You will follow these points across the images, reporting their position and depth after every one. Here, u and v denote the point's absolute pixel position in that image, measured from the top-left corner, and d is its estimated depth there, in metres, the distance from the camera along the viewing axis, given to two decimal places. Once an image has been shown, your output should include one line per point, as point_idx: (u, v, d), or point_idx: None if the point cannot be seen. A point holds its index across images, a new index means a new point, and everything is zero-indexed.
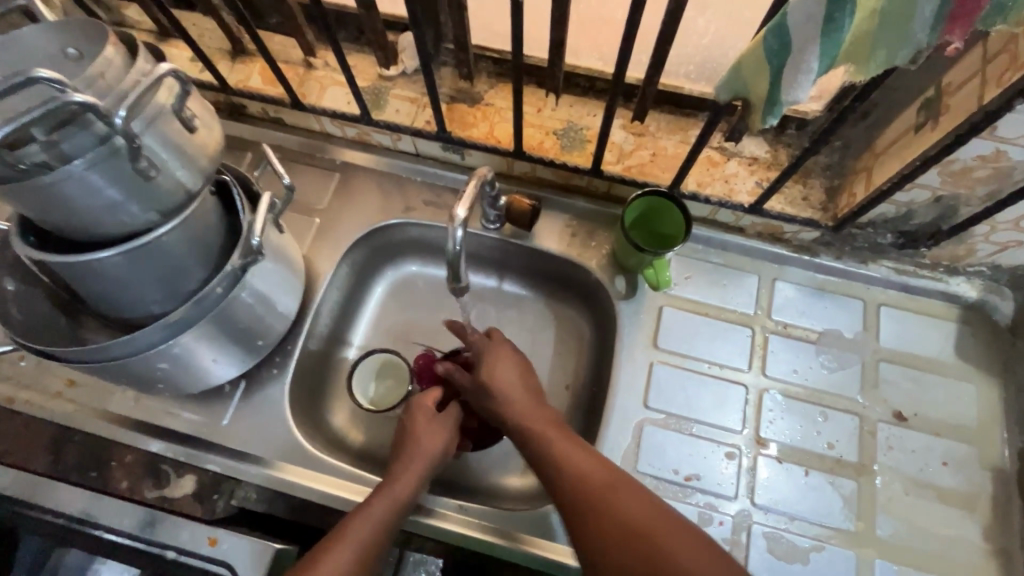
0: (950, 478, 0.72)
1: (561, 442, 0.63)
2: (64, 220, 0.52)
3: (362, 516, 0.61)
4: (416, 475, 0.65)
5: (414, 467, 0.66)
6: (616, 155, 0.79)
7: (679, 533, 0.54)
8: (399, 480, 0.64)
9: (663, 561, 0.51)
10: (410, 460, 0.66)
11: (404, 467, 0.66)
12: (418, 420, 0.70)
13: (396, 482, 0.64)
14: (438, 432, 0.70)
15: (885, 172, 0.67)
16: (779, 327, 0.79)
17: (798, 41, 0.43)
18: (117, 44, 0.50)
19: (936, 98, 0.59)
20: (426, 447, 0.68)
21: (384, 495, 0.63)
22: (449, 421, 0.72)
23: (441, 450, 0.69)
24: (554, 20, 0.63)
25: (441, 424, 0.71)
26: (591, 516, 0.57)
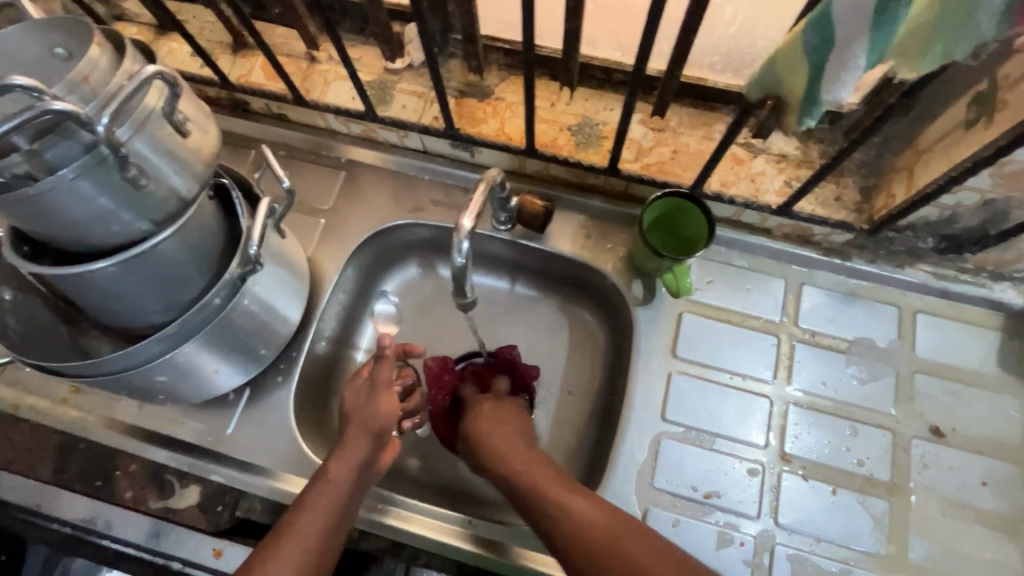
0: (991, 499, 0.67)
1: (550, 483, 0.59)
2: (53, 230, 0.50)
3: (297, 512, 0.56)
4: (352, 457, 0.61)
5: (349, 448, 0.61)
6: (634, 153, 0.75)
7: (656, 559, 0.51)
8: (332, 468, 0.59)
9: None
10: (344, 445, 0.62)
11: (338, 453, 0.61)
12: (349, 398, 0.67)
13: (328, 474, 0.59)
14: (374, 401, 0.66)
15: (929, 173, 0.61)
16: (806, 335, 0.74)
17: (843, 36, 0.38)
18: (104, 44, 0.47)
19: (990, 92, 0.54)
20: (360, 423, 0.63)
21: (319, 486, 0.58)
22: (378, 385, 0.67)
23: (383, 420, 0.64)
24: (569, 10, 0.59)
25: (374, 393, 0.66)
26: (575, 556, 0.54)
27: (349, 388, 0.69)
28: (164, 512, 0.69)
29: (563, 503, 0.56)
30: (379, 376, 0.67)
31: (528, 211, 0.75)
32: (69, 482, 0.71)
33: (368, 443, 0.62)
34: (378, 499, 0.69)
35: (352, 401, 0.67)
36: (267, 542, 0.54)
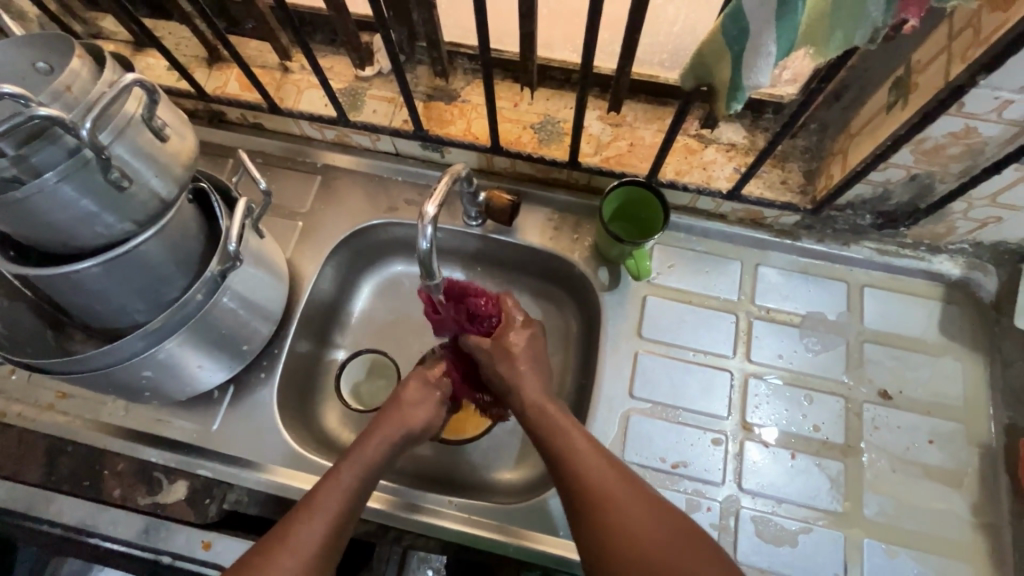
0: (936, 455, 0.72)
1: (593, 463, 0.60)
2: (40, 233, 0.52)
3: (331, 482, 0.60)
4: (391, 434, 0.66)
5: (392, 429, 0.66)
6: (593, 147, 0.79)
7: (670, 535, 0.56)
8: (368, 446, 0.64)
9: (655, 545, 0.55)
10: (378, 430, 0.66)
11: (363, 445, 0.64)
12: (409, 387, 0.71)
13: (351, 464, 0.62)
14: (425, 405, 0.70)
15: (859, 153, 0.66)
16: (763, 312, 0.79)
17: (755, 27, 0.43)
18: (84, 57, 0.50)
19: (906, 77, 0.59)
20: (402, 416, 0.68)
21: (354, 462, 0.62)
22: (437, 394, 0.72)
23: (426, 418, 0.70)
24: (522, 14, 0.63)
25: (423, 399, 0.71)
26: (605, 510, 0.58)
27: (408, 382, 0.71)
28: (153, 508, 0.71)
29: (607, 485, 0.58)
30: (442, 383, 0.73)
31: (494, 208, 0.79)
32: (58, 483, 0.73)
33: (401, 431, 0.67)
34: (389, 491, 0.72)
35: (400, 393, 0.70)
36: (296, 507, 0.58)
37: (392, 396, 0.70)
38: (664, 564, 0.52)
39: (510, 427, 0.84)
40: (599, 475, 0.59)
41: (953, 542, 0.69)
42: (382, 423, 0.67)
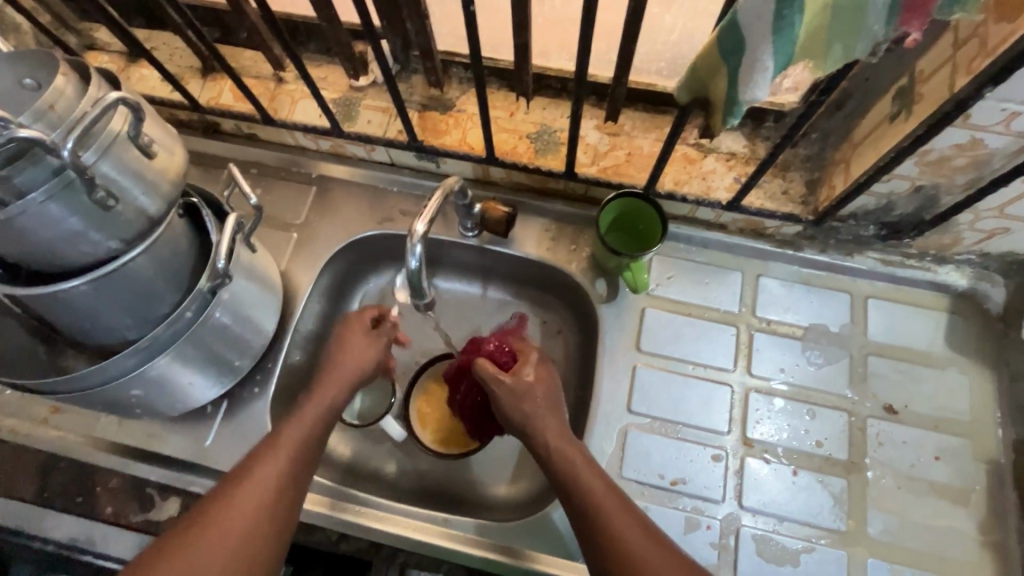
0: (943, 472, 0.70)
1: (610, 498, 0.57)
2: (26, 252, 0.52)
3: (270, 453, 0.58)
4: (326, 408, 0.63)
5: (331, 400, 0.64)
6: (591, 157, 0.78)
7: None
8: (311, 411, 0.62)
9: None
10: (325, 387, 0.64)
11: (309, 402, 0.63)
12: (352, 337, 0.68)
13: (294, 425, 0.60)
14: (371, 351, 0.68)
15: (862, 164, 0.65)
16: (764, 324, 0.77)
17: (751, 41, 0.42)
18: (69, 74, 0.50)
19: (910, 86, 0.57)
20: (343, 376, 0.65)
21: (295, 424, 0.61)
22: (380, 342, 0.70)
23: (363, 368, 0.67)
24: (516, 24, 0.62)
25: (369, 347, 0.68)
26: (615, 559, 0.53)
27: (348, 333, 0.69)
28: (145, 525, 0.70)
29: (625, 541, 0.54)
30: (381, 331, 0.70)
31: (489, 216, 0.78)
32: (51, 500, 0.72)
33: (338, 395, 0.64)
34: (332, 494, 0.71)
35: (346, 339, 0.68)
36: (233, 476, 0.56)
37: (335, 345, 0.68)
38: None
39: (507, 441, 0.82)
40: (615, 519, 0.55)
41: (960, 561, 0.67)
42: (319, 387, 0.64)
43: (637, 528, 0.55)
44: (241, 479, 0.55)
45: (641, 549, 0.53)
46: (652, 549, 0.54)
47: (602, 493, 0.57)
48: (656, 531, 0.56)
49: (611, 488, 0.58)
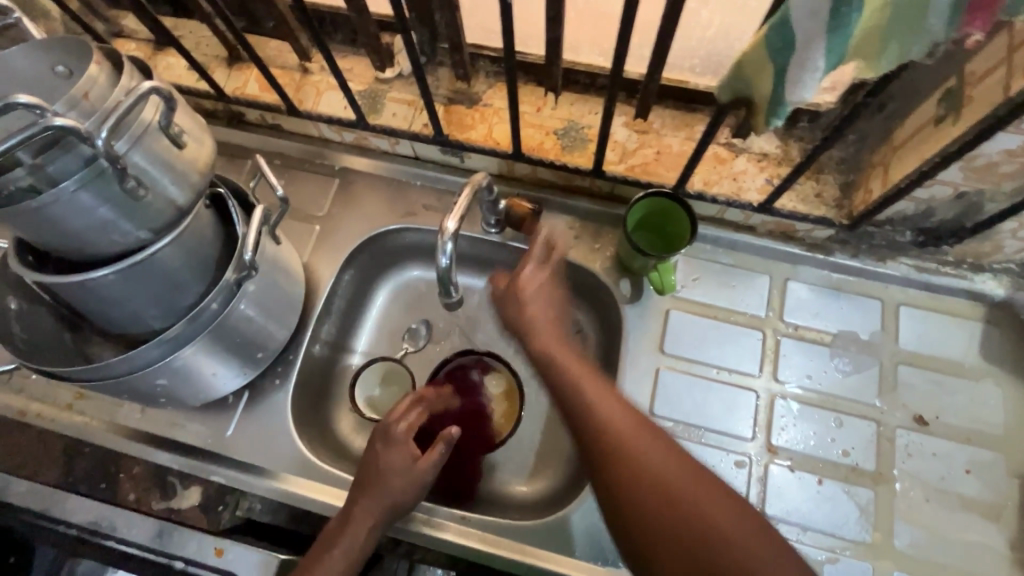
0: (974, 485, 0.69)
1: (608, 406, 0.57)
2: (57, 241, 0.52)
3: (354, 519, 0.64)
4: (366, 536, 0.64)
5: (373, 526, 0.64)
6: (619, 154, 0.76)
7: (726, 508, 0.50)
8: (390, 483, 0.65)
9: (722, 540, 0.48)
10: (398, 467, 0.66)
11: (385, 471, 0.66)
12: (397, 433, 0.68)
13: (377, 492, 0.65)
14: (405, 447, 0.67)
15: (902, 168, 0.63)
16: (791, 329, 0.76)
17: (803, 40, 0.40)
18: (103, 63, 0.49)
19: (957, 88, 0.55)
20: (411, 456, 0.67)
21: (376, 495, 0.65)
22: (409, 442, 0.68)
23: (410, 493, 0.66)
24: (549, 18, 0.61)
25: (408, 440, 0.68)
26: (635, 480, 0.52)
27: (387, 451, 0.67)
28: (166, 513, 0.72)
29: (635, 440, 0.54)
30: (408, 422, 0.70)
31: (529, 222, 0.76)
32: (75, 485, 0.73)
33: (384, 510, 0.64)
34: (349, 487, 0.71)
35: (398, 436, 0.68)
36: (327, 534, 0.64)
37: (384, 440, 0.68)
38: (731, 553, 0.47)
39: (525, 440, 0.82)
40: (617, 422, 0.56)
41: None
42: (360, 515, 0.64)
43: (646, 433, 0.55)
44: (332, 541, 0.63)
45: (654, 456, 0.53)
46: (688, 476, 0.52)
47: (603, 402, 0.57)
48: (665, 436, 0.56)
49: (612, 392, 0.59)
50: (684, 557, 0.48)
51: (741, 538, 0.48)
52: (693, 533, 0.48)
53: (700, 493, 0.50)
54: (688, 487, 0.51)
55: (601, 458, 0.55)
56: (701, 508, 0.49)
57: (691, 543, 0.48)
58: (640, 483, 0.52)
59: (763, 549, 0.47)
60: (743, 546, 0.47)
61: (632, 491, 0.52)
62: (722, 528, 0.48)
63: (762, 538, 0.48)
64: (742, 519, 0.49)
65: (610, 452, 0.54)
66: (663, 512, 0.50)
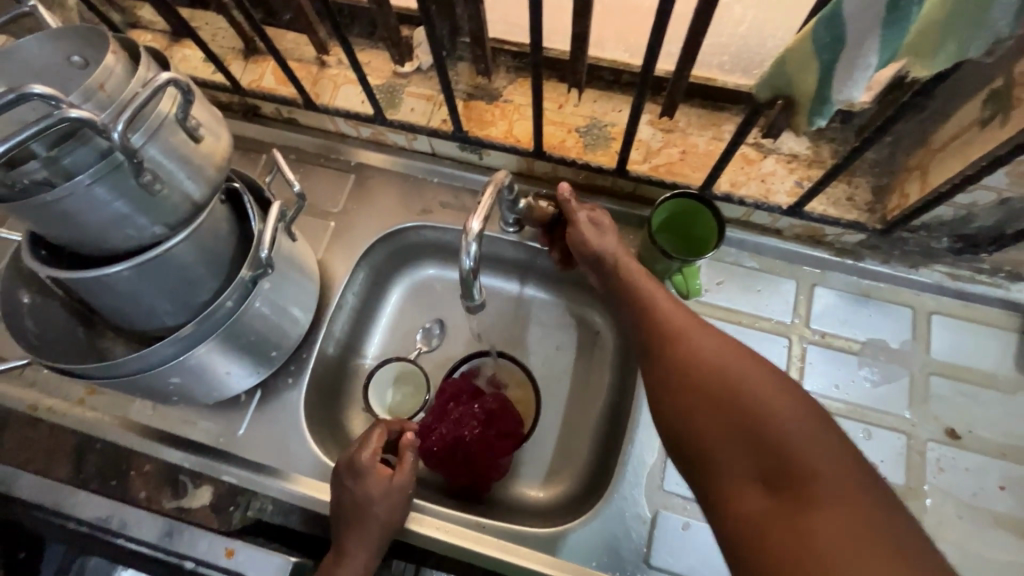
0: (1008, 503, 0.66)
1: (667, 304, 0.60)
2: (70, 236, 0.51)
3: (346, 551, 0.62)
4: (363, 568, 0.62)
5: (367, 555, 0.62)
6: (642, 154, 0.74)
7: (770, 381, 0.49)
8: (371, 509, 0.63)
9: (754, 412, 0.47)
10: (373, 493, 0.63)
11: (364, 500, 0.63)
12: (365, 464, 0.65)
13: (363, 519, 0.63)
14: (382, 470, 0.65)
15: (943, 171, 0.60)
16: (817, 336, 0.73)
17: (853, 35, 0.38)
18: (119, 52, 0.48)
19: (1005, 90, 0.52)
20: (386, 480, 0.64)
21: (363, 522, 0.63)
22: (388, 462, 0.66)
23: (394, 516, 0.65)
24: (577, 12, 0.59)
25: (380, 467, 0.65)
26: (677, 364, 0.54)
27: (363, 482, 0.64)
28: (177, 512, 0.70)
29: (683, 328, 0.56)
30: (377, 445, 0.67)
31: (567, 200, 0.69)
32: (86, 481, 0.72)
33: (375, 537, 0.63)
34: None
35: (363, 467, 0.64)
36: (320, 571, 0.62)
37: (351, 470, 0.64)
38: (765, 424, 0.46)
39: (540, 445, 0.80)
40: (670, 314, 0.58)
41: None
42: (356, 547, 0.62)
43: (704, 331, 0.56)
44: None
45: (704, 345, 0.54)
46: (729, 354, 0.52)
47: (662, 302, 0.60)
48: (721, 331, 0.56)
49: (671, 298, 0.61)
50: (732, 434, 0.48)
51: (781, 409, 0.47)
52: (730, 403, 0.49)
53: (754, 375, 0.50)
54: (741, 368, 0.51)
55: (657, 348, 0.57)
56: (753, 385, 0.49)
57: (740, 418, 0.48)
58: (692, 368, 0.52)
59: (820, 441, 0.45)
60: (784, 416, 0.46)
61: (683, 382, 0.53)
62: (772, 412, 0.47)
63: (813, 420, 0.46)
64: (798, 409, 0.47)
65: (668, 344, 0.56)
66: (714, 396, 0.50)
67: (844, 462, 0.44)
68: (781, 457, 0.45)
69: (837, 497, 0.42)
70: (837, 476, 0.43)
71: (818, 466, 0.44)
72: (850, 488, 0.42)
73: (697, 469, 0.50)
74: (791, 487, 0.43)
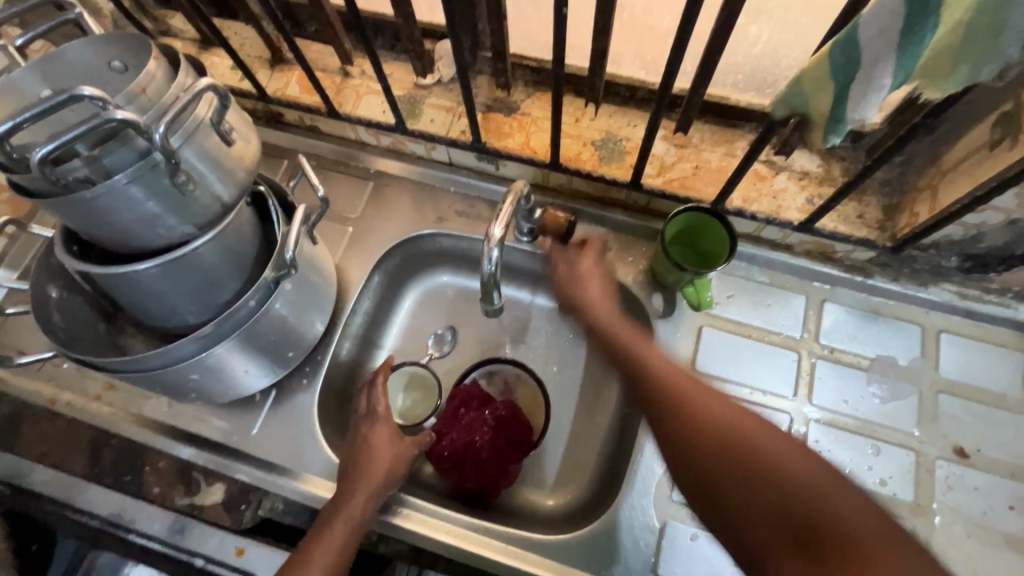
0: (1017, 523, 0.66)
1: (659, 361, 0.59)
2: (104, 232, 0.52)
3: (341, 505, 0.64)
4: (361, 515, 0.64)
5: (367, 502, 0.64)
6: (656, 168, 0.76)
7: (778, 437, 0.48)
8: (374, 470, 0.66)
9: (773, 470, 0.45)
10: (377, 454, 0.67)
11: (368, 459, 0.67)
12: (377, 431, 0.70)
13: (363, 474, 0.66)
14: (396, 441, 0.70)
15: (953, 192, 0.61)
16: (827, 352, 0.74)
17: (869, 56, 0.40)
18: (161, 59, 0.50)
19: (1015, 114, 0.54)
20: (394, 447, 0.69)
21: (364, 478, 0.65)
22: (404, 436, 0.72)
23: (394, 472, 0.68)
24: (598, 29, 0.61)
25: (392, 439, 0.70)
26: (682, 425, 0.52)
27: (375, 430, 0.70)
28: (190, 509, 0.70)
29: (683, 387, 0.55)
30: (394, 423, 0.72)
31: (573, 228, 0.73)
32: (100, 476, 0.72)
33: (371, 495, 0.65)
34: None
35: (375, 434, 0.69)
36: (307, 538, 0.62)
37: (363, 441, 0.69)
38: (788, 483, 0.44)
39: (549, 453, 0.81)
40: (664, 372, 0.57)
41: None
42: (356, 491, 0.65)
43: (698, 388, 0.55)
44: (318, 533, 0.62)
45: (707, 403, 0.53)
46: (734, 414, 0.51)
47: (656, 361, 0.59)
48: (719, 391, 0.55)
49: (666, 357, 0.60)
50: (774, 513, 0.44)
51: (796, 465, 0.45)
52: (747, 462, 0.47)
53: (760, 434, 0.48)
54: (748, 428, 0.49)
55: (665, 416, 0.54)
56: (762, 442, 0.47)
57: (759, 477, 0.45)
58: (698, 432, 0.50)
59: (846, 500, 0.42)
60: (800, 471, 0.44)
61: (690, 449, 0.50)
62: (807, 483, 0.44)
63: (831, 474, 0.44)
64: (812, 462, 0.45)
65: (677, 411, 0.53)
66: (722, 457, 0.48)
67: (872, 513, 0.41)
68: (812, 518, 0.42)
69: (885, 561, 0.38)
70: (874, 529, 0.40)
71: (849, 523, 0.41)
72: (891, 544, 0.39)
73: (750, 564, 0.45)
74: (830, 551, 0.40)
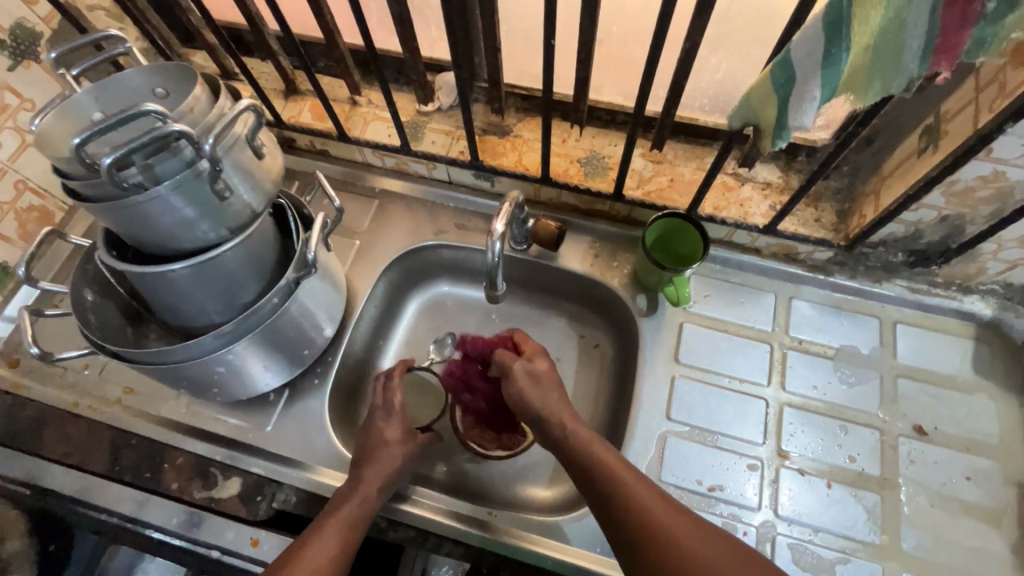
0: (974, 492, 0.72)
1: (623, 470, 0.62)
2: (147, 234, 0.58)
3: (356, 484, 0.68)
4: (371, 505, 0.67)
5: (379, 494, 0.68)
6: (636, 181, 0.85)
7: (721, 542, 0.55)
8: (386, 458, 0.70)
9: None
10: (386, 445, 0.72)
11: (379, 451, 0.71)
12: (386, 429, 0.74)
13: (374, 459, 0.70)
14: (402, 441, 0.73)
15: (892, 194, 0.71)
16: (796, 343, 0.82)
17: (802, 75, 0.49)
18: (204, 84, 0.57)
19: (936, 125, 0.64)
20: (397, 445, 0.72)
21: (378, 464, 0.70)
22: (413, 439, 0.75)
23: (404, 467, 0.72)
24: (580, 60, 0.70)
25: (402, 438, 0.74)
26: (646, 530, 0.56)
27: (387, 423, 0.74)
28: (207, 502, 0.73)
29: (648, 503, 0.58)
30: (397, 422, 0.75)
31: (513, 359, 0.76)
32: (119, 475, 0.76)
33: (383, 481, 0.69)
34: None
35: (384, 431, 0.73)
36: (316, 521, 0.65)
37: (371, 440, 0.73)
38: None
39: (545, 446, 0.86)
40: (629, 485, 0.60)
41: None
42: (369, 472, 0.69)
43: (661, 504, 0.59)
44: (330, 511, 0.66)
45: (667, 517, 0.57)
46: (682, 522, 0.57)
47: (617, 472, 0.62)
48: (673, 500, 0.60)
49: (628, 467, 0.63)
50: None
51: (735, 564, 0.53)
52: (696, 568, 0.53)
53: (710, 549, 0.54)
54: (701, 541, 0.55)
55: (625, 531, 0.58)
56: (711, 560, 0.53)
57: None
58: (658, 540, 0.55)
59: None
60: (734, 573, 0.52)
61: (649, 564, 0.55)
62: None
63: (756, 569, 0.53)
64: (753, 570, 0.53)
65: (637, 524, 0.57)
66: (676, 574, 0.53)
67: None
68: None
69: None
70: None
71: None
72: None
73: None
74: None
